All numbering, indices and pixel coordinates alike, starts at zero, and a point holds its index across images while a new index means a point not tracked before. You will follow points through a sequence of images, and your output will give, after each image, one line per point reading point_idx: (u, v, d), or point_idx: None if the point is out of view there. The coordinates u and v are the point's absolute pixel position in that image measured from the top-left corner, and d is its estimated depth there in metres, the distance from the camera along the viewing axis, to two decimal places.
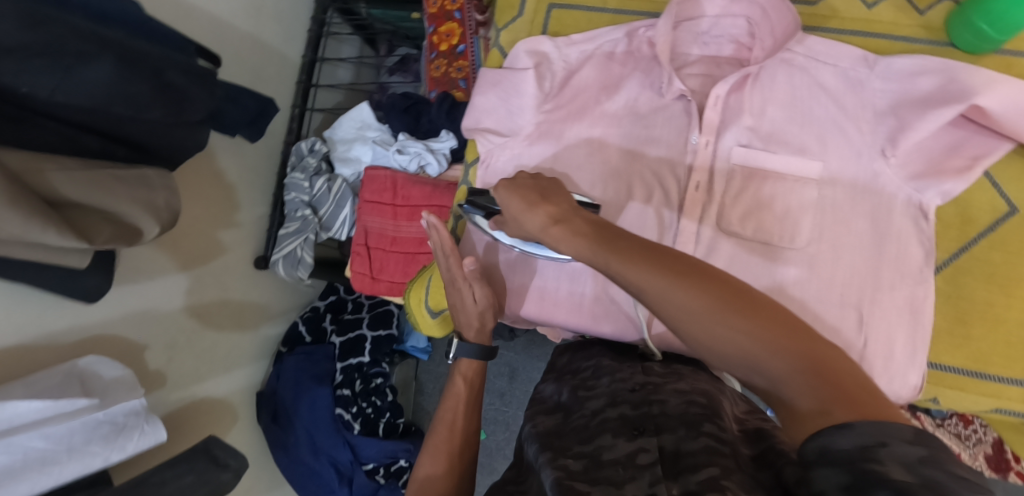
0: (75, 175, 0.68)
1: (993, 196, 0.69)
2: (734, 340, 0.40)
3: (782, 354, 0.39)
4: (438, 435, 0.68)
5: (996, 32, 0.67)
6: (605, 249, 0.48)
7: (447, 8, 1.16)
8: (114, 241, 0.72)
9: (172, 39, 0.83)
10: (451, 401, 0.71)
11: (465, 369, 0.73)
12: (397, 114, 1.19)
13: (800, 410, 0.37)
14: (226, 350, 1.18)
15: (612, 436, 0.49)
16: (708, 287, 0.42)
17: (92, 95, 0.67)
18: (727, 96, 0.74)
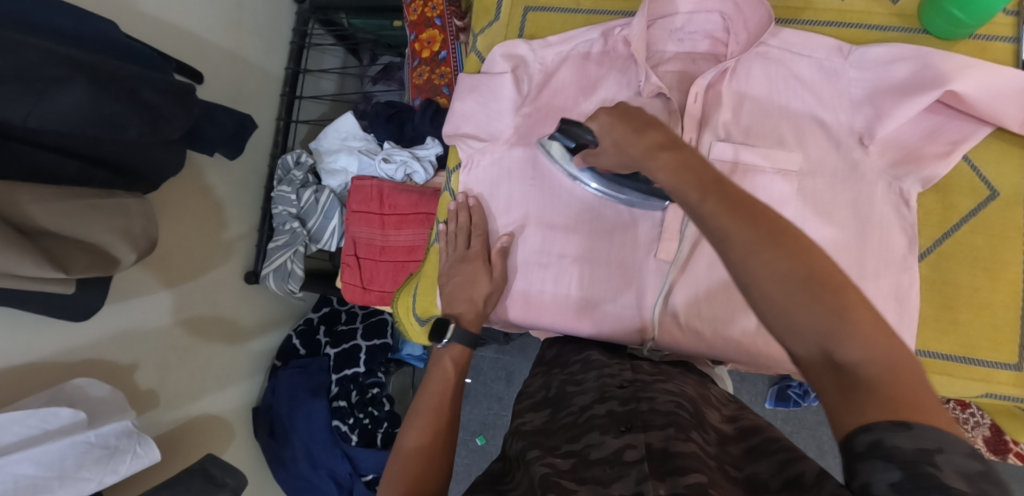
0: (53, 207, 0.69)
1: (973, 179, 0.69)
2: (808, 325, 0.37)
3: (855, 345, 0.35)
4: (422, 414, 0.63)
5: (968, 17, 0.67)
6: (703, 195, 0.43)
7: (427, 15, 1.17)
8: (91, 270, 0.73)
9: (141, 55, 0.83)
10: (434, 385, 0.67)
11: (454, 354, 0.71)
12: (381, 123, 1.20)
13: (853, 398, 0.35)
14: (218, 366, 1.18)
15: (600, 433, 0.49)
16: (799, 261, 0.38)
17: (68, 121, 0.67)
18: (705, 91, 0.73)
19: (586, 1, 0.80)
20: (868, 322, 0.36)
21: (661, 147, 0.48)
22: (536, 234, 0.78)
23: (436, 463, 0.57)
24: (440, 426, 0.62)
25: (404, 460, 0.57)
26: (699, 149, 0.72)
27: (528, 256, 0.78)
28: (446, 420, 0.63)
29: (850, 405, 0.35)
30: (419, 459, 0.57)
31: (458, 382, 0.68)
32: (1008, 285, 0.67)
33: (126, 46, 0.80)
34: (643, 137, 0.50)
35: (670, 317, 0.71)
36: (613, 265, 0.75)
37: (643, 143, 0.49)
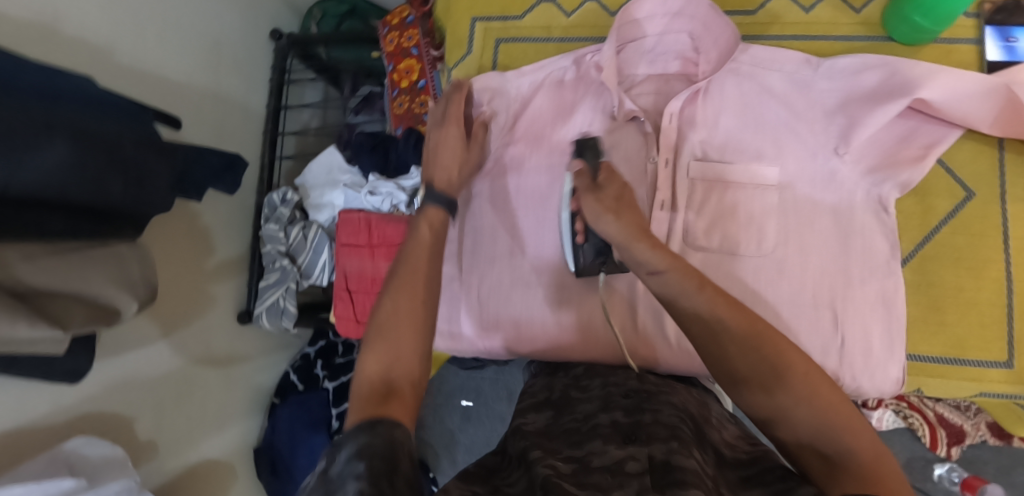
0: (42, 262, 0.67)
1: (949, 181, 0.70)
2: (796, 411, 0.45)
3: (833, 431, 0.44)
4: (400, 274, 0.57)
5: (930, 23, 0.69)
6: (699, 284, 0.50)
7: (404, 46, 1.18)
8: (89, 323, 0.72)
9: (117, 103, 0.81)
10: (414, 248, 0.60)
11: (432, 218, 0.63)
12: (366, 154, 1.21)
13: (844, 475, 0.41)
14: (216, 409, 1.17)
15: (602, 442, 0.48)
16: (779, 359, 0.46)
17: (50, 178, 0.66)
18: (680, 111, 0.74)
19: (557, 30, 0.82)
20: (838, 402, 0.45)
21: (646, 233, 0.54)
22: (521, 263, 0.77)
23: (410, 333, 0.53)
24: (421, 290, 0.56)
25: (376, 332, 0.53)
26: (678, 170, 0.73)
27: (494, 283, 0.79)
28: (427, 279, 0.57)
29: (844, 478, 0.41)
30: (396, 324, 0.53)
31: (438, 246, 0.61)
32: (993, 283, 0.68)
33: (103, 96, 0.79)
34: (624, 218, 0.54)
35: (658, 338, 0.72)
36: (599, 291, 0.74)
37: (623, 227, 0.54)
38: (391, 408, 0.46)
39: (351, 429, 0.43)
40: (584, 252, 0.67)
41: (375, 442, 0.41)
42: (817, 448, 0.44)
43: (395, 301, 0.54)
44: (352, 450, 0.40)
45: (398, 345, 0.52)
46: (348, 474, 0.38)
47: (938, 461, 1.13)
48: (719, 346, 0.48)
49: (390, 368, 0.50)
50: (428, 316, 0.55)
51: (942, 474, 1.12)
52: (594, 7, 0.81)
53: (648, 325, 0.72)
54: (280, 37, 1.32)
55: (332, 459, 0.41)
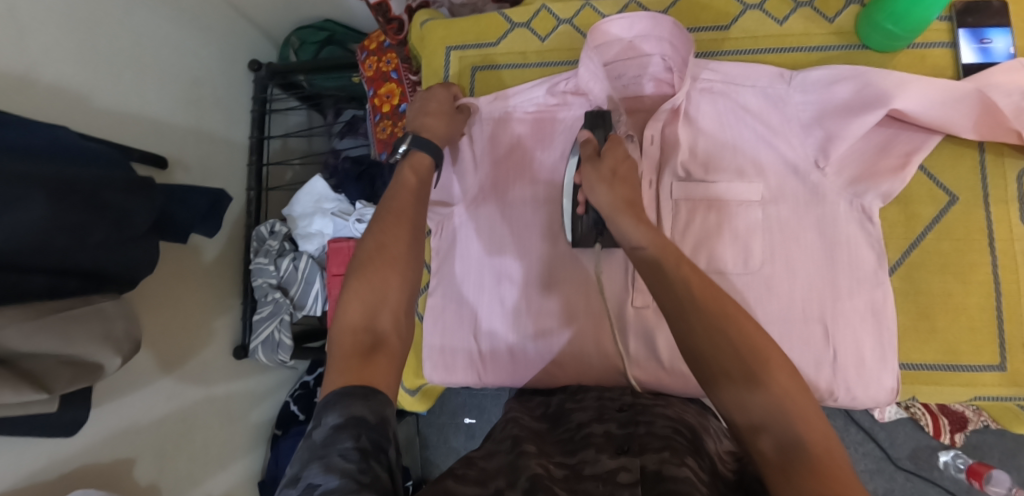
0: (25, 327, 0.66)
1: (931, 187, 0.70)
2: (755, 401, 0.44)
3: (794, 430, 0.42)
4: (384, 220, 0.61)
5: (902, 30, 0.69)
6: (677, 261, 0.52)
7: (383, 70, 1.16)
8: (75, 383, 0.72)
9: (98, 153, 0.77)
10: (399, 193, 0.64)
11: (416, 162, 0.67)
12: (352, 182, 1.24)
13: (791, 473, 0.39)
14: (219, 445, 1.16)
15: (595, 451, 0.49)
16: (742, 344, 0.46)
17: (31, 235, 0.65)
18: (661, 132, 0.74)
19: (532, 54, 0.83)
20: (810, 410, 0.44)
21: (634, 207, 0.57)
22: (510, 291, 0.77)
23: (392, 275, 0.57)
24: (404, 236, 0.60)
25: (361, 273, 0.56)
26: (662, 191, 0.73)
27: (485, 318, 0.77)
28: (412, 224, 0.62)
29: (789, 477, 0.39)
30: (381, 269, 0.57)
31: (422, 189, 0.65)
32: (980, 287, 0.68)
33: (82, 146, 0.76)
34: (617, 190, 0.59)
35: (652, 361, 0.71)
36: (588, 316, 0.74)
37: (615, 197, 0.59)
38: (376, 360, 0.51)
39: (336, 392, 0.47)
40: (581, 222, 0.69)
41: (362, 412, 0.45)
42: (776, 441, 0.42)
43: (381, 243, 0.58)
44: (339, 418, 0.44)
45: (382, 290, 0.56)
46: (332, 445, 0.42)
47: (942, 448, 1.14)
48: (696, 312, 0.48)
49: (375, 315, 0.54)
50: (412, 260, 0.60)
51: (948, 461, 1.12)
52: (568, 30, 0.82)
53: (643, 348, 0.72)
54: (259, 68, 1.27)
55: (319, 421, 0.46)
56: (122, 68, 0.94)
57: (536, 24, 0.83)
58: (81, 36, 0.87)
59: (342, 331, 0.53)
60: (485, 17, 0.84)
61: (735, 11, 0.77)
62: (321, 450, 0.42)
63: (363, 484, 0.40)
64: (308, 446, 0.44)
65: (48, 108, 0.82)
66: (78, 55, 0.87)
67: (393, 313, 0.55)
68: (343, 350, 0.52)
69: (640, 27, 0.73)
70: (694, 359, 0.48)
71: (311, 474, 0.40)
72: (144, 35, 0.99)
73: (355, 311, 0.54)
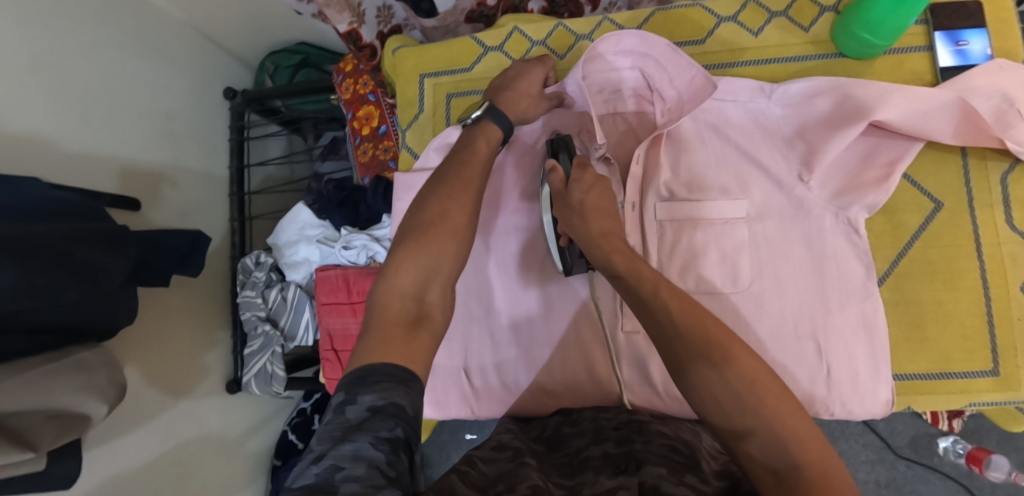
0: (7, 385, 0.63)
1: (916, 194, 0.70)
2: (740, 417, 0.44)
3: (779, 441, 0.42)
4: (451, 184, 0.61)
5: (878, 38, 0.68)
6: (656, 288, 0.53)
7: (360, 92, 1.14)
8: (62, 437, 0.68)
9: (69, 203, 0.75)
10: (469, 161, 0.63)
11: (491, 133, 0.67)
12: (335, 208, 1.18)
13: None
14: (217, 481, 1.14)
15: (594, 473, 0.47)
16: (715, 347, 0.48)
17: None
18: (646, 152, 0.73)
19: None
20: (800, 426, 0.44)
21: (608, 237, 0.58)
22: (502, 317, 0.76)
23: (450, 245, 0.57)
24: (467, 209, 0.60)
25: (420, 236, 0.56)
26: (645, 214, 0.72)
27: (477, 351, 0.76)
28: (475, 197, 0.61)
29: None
30: (440, 237, 0.57)
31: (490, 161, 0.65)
32: (969, 293, 0.68)
33: (52, 197, 0.73)
34: (592, 223, 0.58)
35: (647, 386, 0.70)
36: (579, 344, 0.73)
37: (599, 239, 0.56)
38: (419, 334, 0.51)
39: (378, 365, 0.45)
40: (568, 253, 0.68)
41: (402, 401, 0.42)
42: (765, 455, 0.42)
43: (444, 208, 0.58)
44: (379, 401, 0.41)
45: (436, 258, 0.56)
46: (367, 428, 0.39)
47: (942, 434, 1.14)
48: (683, 342, 0.49)
49: (425, 285, 0.55)
50: (470, 231, 0.60)
51: (947, 447, 1.12)
52: (542, 51, 0.81)
53: (638, 372, 0.71)
54: (235, 96, 1.24)
55: (354, 398, 0.42)
56: (89, 109, 0.92)
57: (510, 47, 0.82)
58: (43, 82, 0.84)
59: (388, 292, 0.53)
60: (458, 42, 0.84)
61: (710, 24, 0.76)
62: (353, 431, 0.39)
63: (392, 478, 0.36)
64: (336, 425, 0.40)
65: (13, 159, 0.79)
66: (41, 101, 0.84)
67: (441, 286, 0.56)
68: (388, 314, 0.51)
69: (627, 43, 0.72)
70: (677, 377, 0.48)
71: (338, 453, 0.37)
72: (111, 73, 0.96)
73: (407, 276, 0.54)
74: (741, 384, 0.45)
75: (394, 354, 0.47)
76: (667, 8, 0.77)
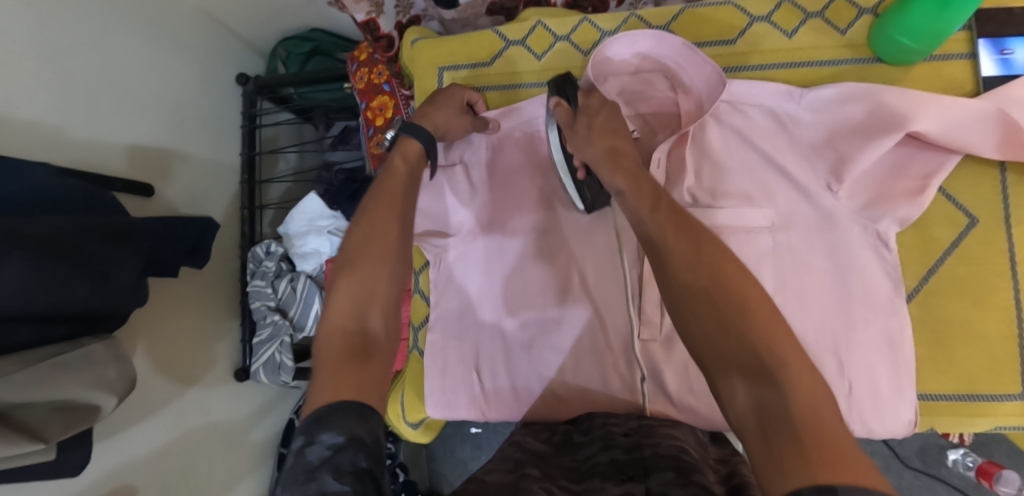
0: (15, 378, 0.63)
1: (949, 208, 0.67)
2: (725, 344, 0.40)
3: (762, 369, 0.38)
4: (372, 207, 0.57)
5: (917, 44, 0.65)
6: (654, 206, 0.49)
7: (374, 81, 1.09)
8: (71, 429, 0.68)
9: (75, 194, 0.74)
10: (387, 184, 0.59)
11: (408, 150, 0.63)
12: (346, 201, 1.20)
13: (783, 467, 0.34)
14: (224, 469, 1.14)
15: (601, 479, 0.46)
16: (715, 288, 0.42)
17: (14, 298, 0.62)
18: (669, 154, 0.70)
19: (529, 74, 0.80)
20: (798, 364, 0.39)
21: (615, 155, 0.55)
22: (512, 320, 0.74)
23: (379, 267, 0.53)
24: (392, 227, 0.55)
25: (349, 266, 0.52)
26: None
27: (488, 354, 0.75)
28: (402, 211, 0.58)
29: (785, 472, 0.34)
30: (371, 264, 0.53)
31: (413, 177, 0.61)
32: (1000, 313, 0.65)
33: (58, 186, 0.72)
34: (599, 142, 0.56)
35: (661, 395, 0.69)
36: (594, 350, 0.72)
37: None
38: (370, 364, 0.47)
39: (330, 406, 0.43)
40: (587, 188, 0.69)
41: (362, 433, 0.41)
42: (752, 390, 0.38)
43: (367, 232, 0.55)
44: (342, 439, 0.40)
45: (370, 284, 0.52)
46: (330, 466, 0.39)
47: (952, 446, 1.11)
48: (677, 280, 0.44)
49: (365, 313, 0.51)
50: (403, 248, 0.56)
51: (957, 460, 1.10)
52: (566, 47, 0.79)
53: (653, 379, 0.69)
54: (246, 82, 1.22)
55: (313, 439, 0.41)
56: (99, 94, 0.91)
57: (532, 41, 0.80)
58: (55, 68, 0.83)
59: (329, 333, 0.49)
60: (477, 36, 0.81)
61: (742, 23, 0.73)
62: (317, 472, 0.39)
63: None
64: (298, 468, 0.40)
65: (25, 145, 0.79)
66: (51, 87, 0.83)
67: (382, 310, 0.51)
68: (332, 354, 0.48)
69: (642, 45, 0.70)
70: (670, 297, 0.45)
71: None
72: (122, 58, 0.95)
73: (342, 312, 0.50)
74: (726, 299, 0.41)
75: (346, 389, 0.44)
76: (696, 6, 0.75)
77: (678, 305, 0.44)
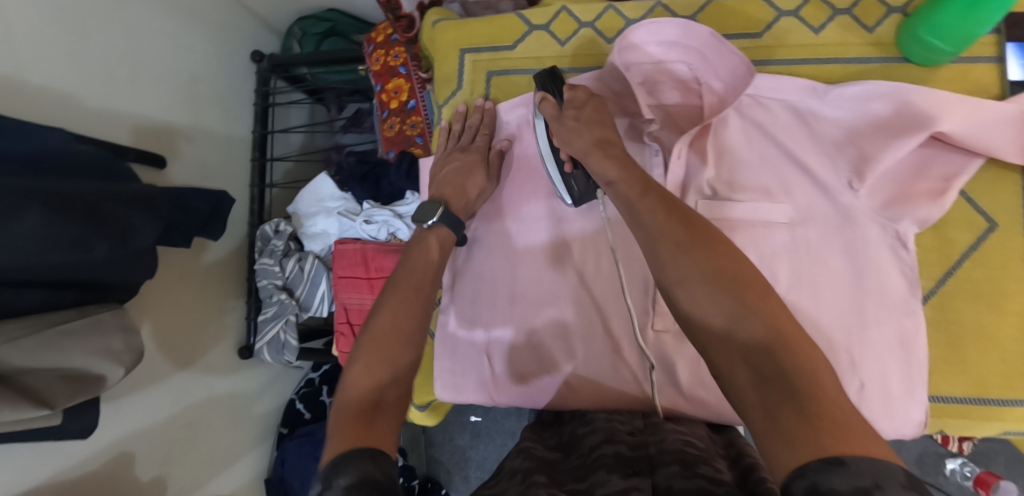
0: (24, 344, 0.62)
1: (969, 211, 0.67)
2: (720, 320, 0.43)
3: (759, 343, 0.40)
4: (396, 282, 0.59)
5: (946, 45, 0.64)
6: (643, 192, 0.53)
7: (390, 64, 1.09)
8: (77, 397, 0.67)
9: (91, 159, 0.73)
10: (414, 264, 0.62)
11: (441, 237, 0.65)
12: (356, 183, 1.16)
13: (792, 441, 0.35)
14: (225, 446, 1.14)
15: (606, 471, 0.44)
16: (716, 264, 0.45)
17: (25, 252, 0.60)
18: (689, 146, 0.69)
19: (549, 60, 0.80)
20: (805, 347, 0.40)
21: (604, 145, 0.59)
22: (524, 308, 0.74)
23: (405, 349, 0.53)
24: (419, 313, 0.57)
25: (374, 340, 0.53)
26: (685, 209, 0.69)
27: (499, 340, 0.75)
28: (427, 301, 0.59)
29: (791, 445, 0.35)
30: (394, 342, 0.53)
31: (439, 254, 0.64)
32: (1014, 318, 0.65)
33: (75, 151, 0.71)
34: (588, 132, 0.61)
35: (671, 386, 0.69)
36: (605, 338, 0.72)
37: None
38: (378, 424, 0.46)
39: (343, 453, 0.42)
40: (574, 180, 0.69)
41: (375, 475, 0.39)
42: (752, 368, 0.40)
43: (395, 314, 0.55)
44: (351, 479, 0.38)
45: (392, 363, 0.52)
46: None
47: (950, 456, 1.11)
48: (675, 265, 0.46)
49: (380, 383, 0.50)
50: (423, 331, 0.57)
51: (955, 469, 1.10)
52: (590, 33, 0.78)
53: (662, 370, 0.69)
54: (261, 59, 1.22)
55: (330, 483, 0.39)
56: (113, 63, 0.90)
57: (556, 27, 0.79)
58: (71, 34, 0.82)
59: (345, 402, 0.49)
60: (500, 19, 0.81)
61: (769, 17, 0.73)
62: None
63: None
64: None
65: (39, 109, 0.78)
66: (67, 53, 0.82)
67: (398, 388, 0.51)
68: (345, 419, 0.47)
69: (667, 33, 0.69)
70: (663, 282, 0.48)
71: None
72: (138, 28, 0.94)
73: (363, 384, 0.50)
74: (719, 280, 0.44)
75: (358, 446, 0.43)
76: None
77: (670, 288, 0.46)
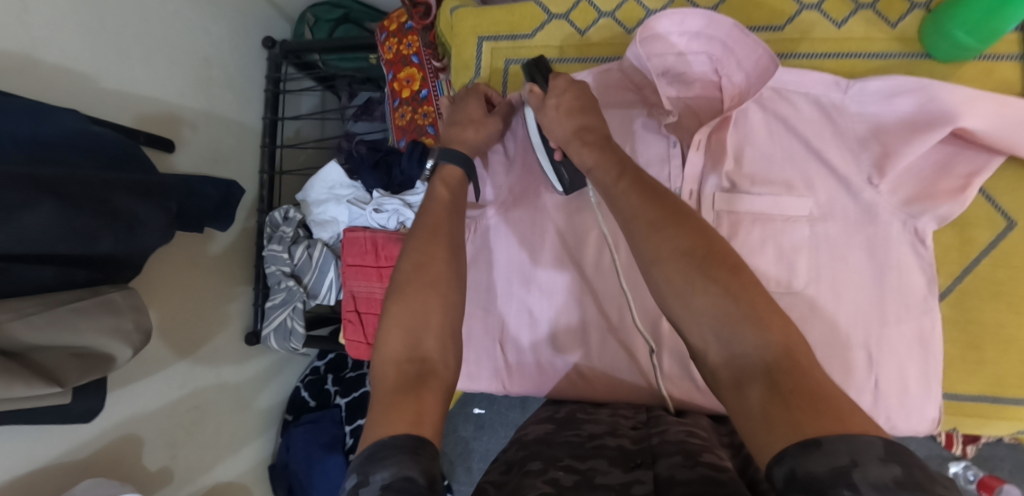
0: (36, 320, 0.62)
1: (990, 210, 0.67)
2: (691, 299, 0.42)
3: (729, 319, 0.41)
4: (418, 237, 0.58)
5: (974, 41, 0.64)
6: (628, 171, 0.52)
7: (403, 52, 1.09)
8: (86, 376, 0.66)
9: (106, 140, 0.72)
10: (432, 210, 0.61)
11: (448, 175, 0.66)
12: (367, 170, 1.12)
13: (768, 422, 0.36)
14: (231, 430, 1.14)
15: (607, 461, 0.44)
16: (689, 238, 0.45)
17: (33, 244, 0.59)
18: (709, 138, 0.69)
19: (570, 49, 0.79)
20: (779, 319, 0.41)
21: (581, 133, 0.59)
22: (538, 296, 0.75)
23: (430, 296, 0.53)
24: (442, 256, 0.56)
25: (401, 293, 0.53)
26: (704, 201, 0.69)
27: (513, 326, 0.75)
28: (449, 243, 0.58)
29: (766, 427, 0.36)
30: (419, 291, 0.53)
31: (454, 204, 0.63)
32: None
33: (89, 132, 0.70)
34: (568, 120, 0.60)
35: (684, 379, 0.69)
36: (620, 330, 0.71)
37: None
38: (425, 395, 0.46)
39: (382, 441, 0.41)
40: (565, 168, 0.69)
41: (413, 472, 0.38)
42: (723, 345, 0.41)
43: (419, 261, 0.55)
44: (390, 478, 0.37)
45: (422, 312, 0.52)
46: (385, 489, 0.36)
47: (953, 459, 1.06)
48: (646, 243, 0.46)
49: (417, 335, 0.50)
50: (455, 276, 0.56)
51: (958, 472, 1.04)
52: (610, 23, 0.78)
53: (676, 363, 0.69)
54: (273, 45, 1.20)
55: (366, 479, 0.38)
56: (127, 44, 0.89)
57: (576, 16, 0.79)
58: (84, 14, 0.82)
59: (383, 363, 0.50)
60: (520, 7, 0.81)
61: (792, 10, 0.72)
62: None
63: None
64: None
65: (50, 88, 0.77)
66: (81, 34, 0.81)
67: (437, 333, 0.51)
68: (386, 384, 0.48)
69: (691, 24, 0.69)
70: (640, 260, 0.47)
71: None
72: (152, 9, 0.93)
73: (395, 341, 0.50)
74: (691, 256, 0.44)
75: (401, 420, 0.43)
76: None
77: (646, 267, 0.46)
